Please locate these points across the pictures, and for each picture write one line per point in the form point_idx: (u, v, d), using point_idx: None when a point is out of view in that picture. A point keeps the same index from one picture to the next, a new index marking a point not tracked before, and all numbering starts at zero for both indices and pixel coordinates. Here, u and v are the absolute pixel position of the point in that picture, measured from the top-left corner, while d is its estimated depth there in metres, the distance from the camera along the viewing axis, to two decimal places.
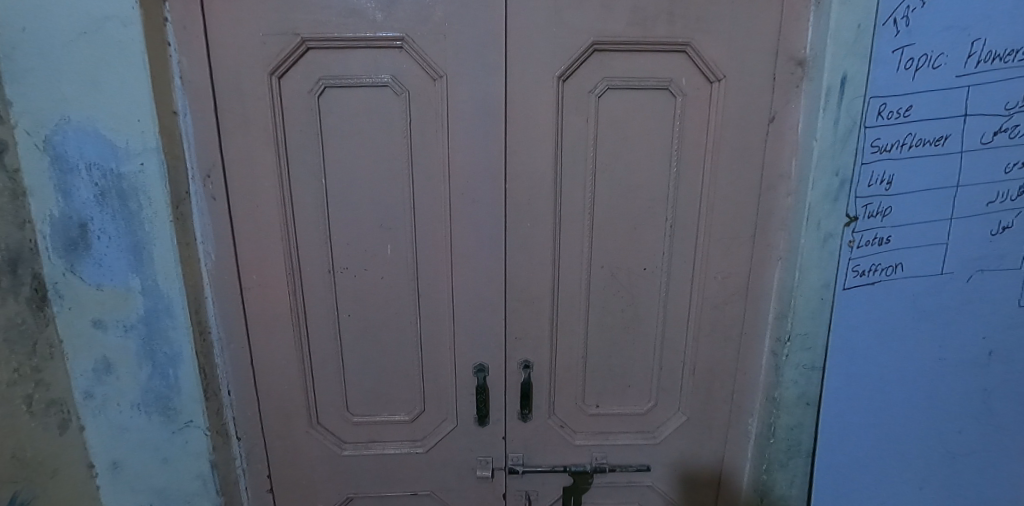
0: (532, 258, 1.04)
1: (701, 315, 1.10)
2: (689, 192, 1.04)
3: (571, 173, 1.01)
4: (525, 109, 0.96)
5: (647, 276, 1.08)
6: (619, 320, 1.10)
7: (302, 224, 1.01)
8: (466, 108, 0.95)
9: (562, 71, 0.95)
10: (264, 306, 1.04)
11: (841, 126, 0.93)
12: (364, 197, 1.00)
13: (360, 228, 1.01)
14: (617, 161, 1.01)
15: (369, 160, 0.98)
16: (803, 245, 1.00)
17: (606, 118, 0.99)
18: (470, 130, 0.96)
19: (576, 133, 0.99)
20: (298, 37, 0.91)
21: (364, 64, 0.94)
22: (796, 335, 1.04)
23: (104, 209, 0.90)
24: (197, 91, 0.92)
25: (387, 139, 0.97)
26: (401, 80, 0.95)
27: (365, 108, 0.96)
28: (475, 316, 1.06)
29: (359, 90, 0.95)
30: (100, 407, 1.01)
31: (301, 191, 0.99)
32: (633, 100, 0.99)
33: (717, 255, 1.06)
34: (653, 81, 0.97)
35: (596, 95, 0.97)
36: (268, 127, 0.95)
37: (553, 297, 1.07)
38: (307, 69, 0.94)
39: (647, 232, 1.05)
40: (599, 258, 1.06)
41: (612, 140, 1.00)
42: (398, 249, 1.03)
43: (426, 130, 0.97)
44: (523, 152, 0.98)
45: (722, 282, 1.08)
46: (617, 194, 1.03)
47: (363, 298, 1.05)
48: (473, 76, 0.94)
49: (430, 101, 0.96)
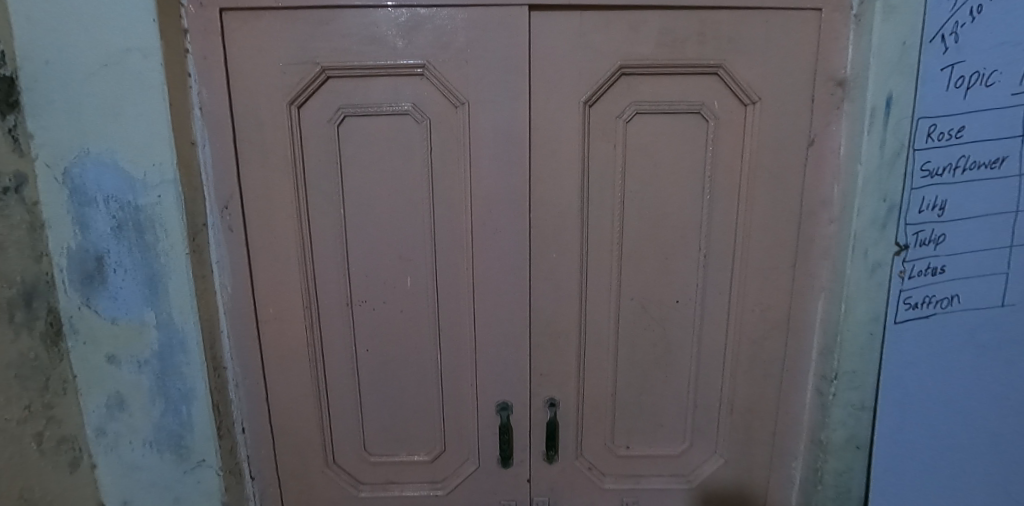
0: (557, 290, 0.99)
1: (738, 350, 1.03)
2: (724, 220, 0.98)
3: (598, 201, 0.97)
4: (550, 136, 0.93)
5: (680, 309, 1.02)
6: (650, 355, 1.04)
7: (319, 255, 0.98)
8: (488, 135, 0.92)
9: (588, 95, 0.91)
10: (280, 341, 1.00)
11: (887, 149, 0.87)
12: (383, 228, 0.96)
13: (379, 259, 0.98)
14: (647, 188, 0.96)
15: (389, 190, 0.95)
16: (849, 276, 0.93)
17: (635, 144, 0.95)
18: (493, 158, 0.93)
19: (603, 159, 0.95)
20: (318, 65, 0.89)
21: (384, 92, 0.91)
22: (843, 373, 0.97)
23: (121, 241, 0.89)
24: (215, 122, 0.91)
25: (406, 167, 0.94)
26: (421, 107, 0.92)
27: (385, 136, 0.93)
28: (497, 351, 1.01)
29: (379, 119, 0.92)
30: (112, 445, 0.97)
31: (319, 222, 0.96)
32: (664, 125, 0.94)
33: (756, 287, 1.00)
34: (685, 104, 0.93)
35: (624, 120, 0.93)
36: (286, 157, 0.92)
37: (580, 330, 1.01)
38: (326, 99, 0.91)
39: (679, 263, 1.00)
40: (628, 289, 1.01)
41: (641, 166, 0.96)
42: (418, 281, 0.99)
43: (447, 159, 0.94)
44: (548, 179, 0.95)
45: (761, 315, 1.01)
46: (647, 223, 0.98)
47: (382, 333, 1.01)
48: (496, 102, 0.90)
49: (451, 129, 0.93)
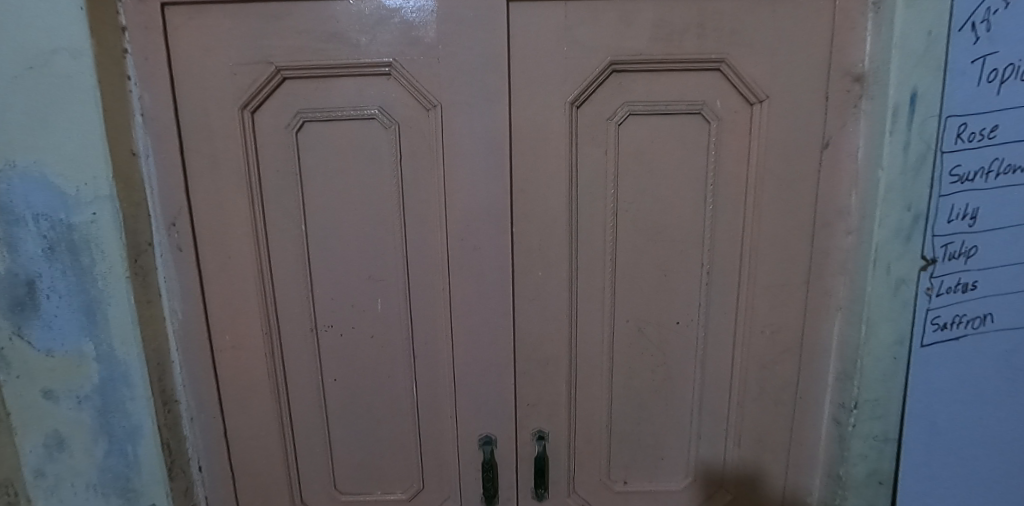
0: (544, 312, 0.90)
1: (746, 376, 0.93)
2: (728, 232, 0.88)
3: (588, 214, 0.87)
4: (534, 141, 0.83)
5: (681, 331, 0.92)
6: (648, 382, 0.94)
7: (280, 276, 0.88)
8: (464, 141, 0.82)
9: (574, 96, 0.81)
10: (238, 371, 0.91)
11: (912, 152, 0.76)
12: (349, 245, 0.87)
13: (346, 280, 0.88)
14: (643, 198, 0.86)
15: (355, 204, 0.85)
16: (870, 295, 0.82)
17: (628, 149, 0.85)
18: (470, 167, 0.83)
19: (594, 166, 0.85)
20: (273, 65, 0.80)
21: (346, 94, 0.81)
22: (864, 402, 0.86)
23: (54, 264, 0.79)
24: (159, 129, 0.81)
25: (374, 178, 0.84)
26: (388, 110, 0.82)
27: (350, 143, 0.83)
28: (479, 379, 0.91)
29: (341, 124, 0.83)
30: (52, 489, 0.88)
31: (279, 239, 0.86)
32: (660, 127, 0.84)
33: (764, 306, 0.90)
34: (683, 104, 0.83)
35: (616, 122, 0.83)
36: (239, 168, 0.83)
37: (571, 356, 0.92)
38: (282, 102, 0.82)
39: (680, 280, 0.90)
40: (623, 310, 0.91)
41: (635, 174, 0.86)
42: (390, 304, 0.89)
43: (419, 168, 0.84)
44: (532, 190, 0.85)
45: (770, 337, 0.91)
46: (643, 236, 0.88)
47: (351, 361, 0.91)
48: (472, 105, 0.81)
49: (423, 134, 0.83)
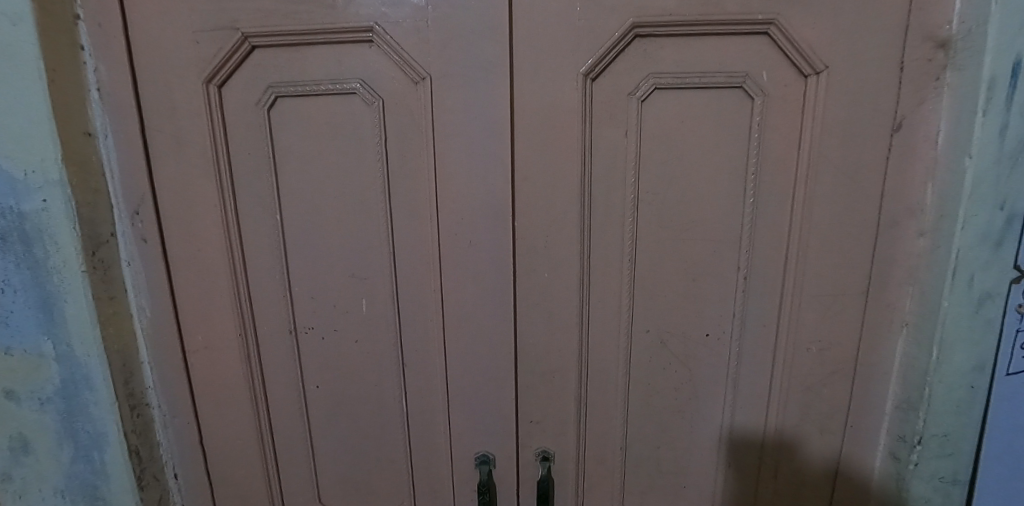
0: (550, 320, 0.78)
1: (786, 399, 0.80)
2: (771, 232, 0.74)
3: (603, 207, 0.74)
4: (539, 122, 0.70)
5: (710, 345, 0.79)
6: (670, 401, 0.82)
7: (255, 272, 0.79)
8: (457, 121, 0.70)
9: (589, 66, 0.68)
10: (213, 374, 0.83)
11: (1011, 137, 0.60)
12: (330, 240, 0.77)
13: (327, 278, 0.78)
14: (669, 190, 0.73)
15: (335, 192, 0.75)
16: (944, 311, 0.67)
17: (653, 131, 0.71)
18: (464, 152, 0.71)
19: (610, 152, 0.72)
20: (240, 32, 0.69)
21: (323, 65, 0.70)
22: (930, 437, 0.72)
23: (6, 255, 0.70)
24: (118, 106, 0.72)
25: (356, 163, 0.74)
26: (370, 84, 0.71)
27: (328, 123, 0.73)
28: (475, 393, 0.81)
29: (318, 100, 0.72)
30: (19, 494, 0.80)
31: (253, 231, 0.77)
32: (692, 104, 0.70)
33: (812, 320, 0.76)
34: (722, 76, 0.69)
35: (639, 98, 0.70)
36: (206, 151, 0.74)
37: (580, 369, 0.80)
38: (252, 75, 0.72)
39: (711, 287, 0.76)
40: (642, 320, 0.78)
41: (660, 161, 0.72)
42: (376, 306, 0.79)
43: (406, 153, 0.73)
44: (537, 179, 0.72)
45: (817, 356, 0.77)
46: (668, 235, 0.75)
47: (334, 367, 0.82)
48: (467, 78, 0.69)
49: (411, 113, 0.71)
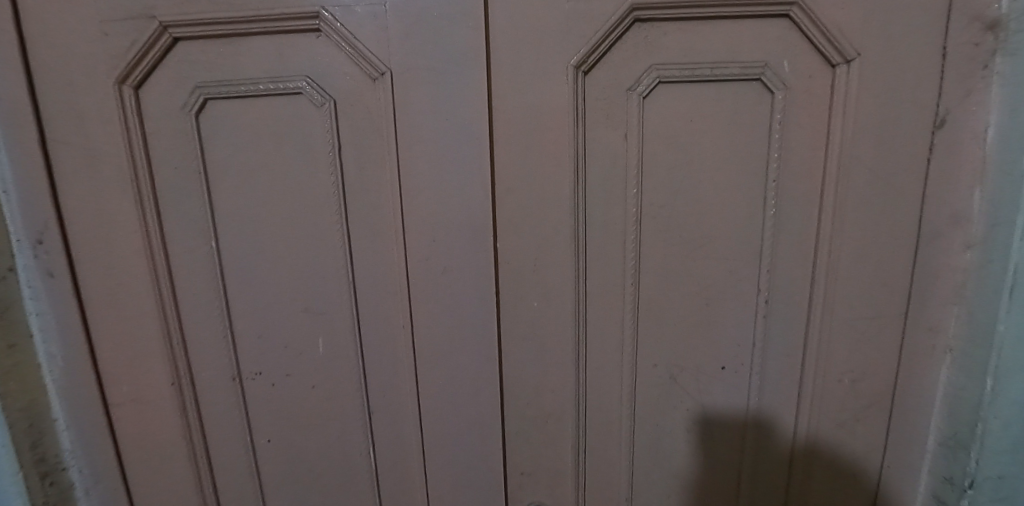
0: (541, 357, 0.66)
1: (814, 439, 0.69)
2: (796, 249, 0.63)
3: (600, 223, 0.63)
4: (522, 124, 0.59)
5: (727, 380, 0.68)
6: (681, 444, 0.71)
7: (189, 310, 0.66)
8: (425, 125, 0.59)
9: (580, 57, 0.57)
10: (143, 430, 0.70)
11: None
12: (277, 269, 0.65)
13: (275, 315, 0.66)
14: (675, 202, 0.62)
15: (280, 213, 0.63)
16: (1000, 336, 0.58)
17: (657, 133, 0.60)
18: (434, 161, 0.60)
19: (607, 158, 0.61)
20: (157, 21, 0.57)
21: (261, 61, 0.58)
22: (984, 480, 0.63)
23: None
24: (11, 113, 0.59)
25: (304, 178, 0.62)
26: (318, 83, 0.59)
27: (269, 131, 0.60)
28: (456, 443, 0.69)
29: (256, 103, 0.60)
30: None
31: (184, 261, 0.65)
32: (703, 100, 0.59)
33: (844, 348, 0.65)
34: (736, 67, 0.58)
35: (641, 93, 0.59)
36: (122, 167, 0.61)
37: (577, 411, 0.69)
38: (174, 74, 0.59)
39: (727, 313, 0.65)
40: (648, 353, 0.67)
41: (665, 169, 0.61)
42: (334, 345, 0.67)
43: (365, 164, 0.61)
44: (521, 192, 0.61)
45: (850, 389, 0.67)
46: (677, 254, 0.64)
47: (288, 418, 0.70)
48: (435, 73, 0.57)
49: (368, 116, 0.60)
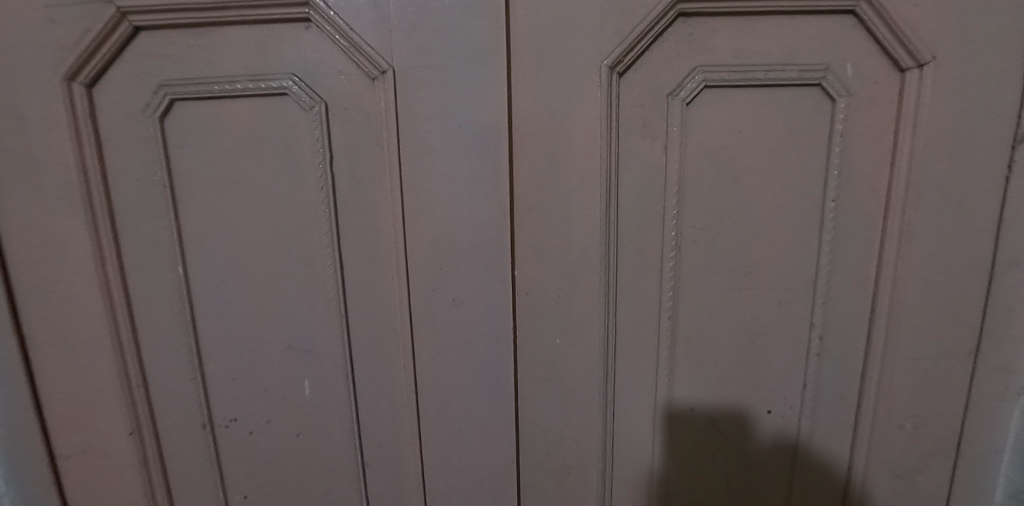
0: (563, 402, 0.57)
1: (870, 492, 0.61)
2: (856, 278, 0.55)
3: (633, 248, 0.54)
4: (547, 134, 0.50)
5: (771, 426, 0.60)
6: (720, 499, 0.62)
7: (151, 347, 0.56)
8: (432, 134, 0.50)
9: (616, 55, 0.49)
10: (96, 487, 0.59)
11: None
12: (257, 300, 0.55)
13: (253, 352, 0.56)
14: (721, 225, 0.54)
15: (260, 235, 0.53)
16: None
17: (701, 145, 0.52)
18: (443, 176, 0.51)
19: (643, 174, 0.52)
20: (112, 5, 0.47)
21: (238, 56, 0.49)
22: None
23: None
24: None
25: (288, 194, 0.52)
26: (306, 83, 0.50)
27: (247, 138, 0.51)
28: (463, 498, 0.60)
29: (233, 106, 0.51)
30: None
31: (145, 290, 0.55)
32: (755, 108, 0.51)
33: (906, 390, 0.58)
34: (794, 70, 0.50)
35: (684, 99, 0.51)
36: (70, 180, 0.51)
37: (603, 463, 0.60)
38: (135, 70, 0.50)
39: (774, 351, 0.57)
40: (684, 395, 0.59)
41: (709, 186, 0.53)
42: (323, 388, 0.57)
43: (360, 179, 0.52)
44: (544, 212, 0.52)
45: (911, 436, 0.59)
46: (720, 284, 0.55)
47: (268, 470, 0.60)
48: (445, 72, 0.48)
49: (365, 122, 0.51)
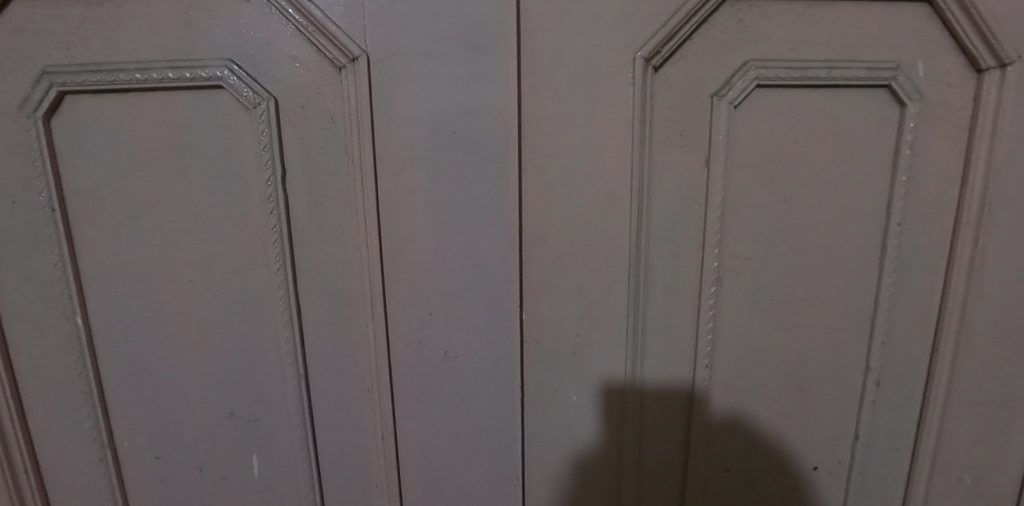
0: (578, 468, 0.47)
1: None
2: (917, 313, 0.47)
3: (665, 282, 0.44)
4: (565, 143, 0.40)
5: (816, 484, 0.51)
6: None
7: (43, 421, 0.43)
8: (418, 142, 0.38)
9: (652, 45, 0.39)
10: None
11: None
12: (183, 359, 0.42)
13: (180, 424, 0.43)
14: (769, 253, 0.45)
15: (186, 273, 0.40)
16: None
17: (749, 157, 0.42)
18: (432, 196, 0.39)
19: (680, 192, 0.42)
20: None
21: (149, 33, 0.36)
22: None
23: None
24: None
25: (224, 221, 0.39)
26: (246, 72, 0.36)
27: (165, 145, 0.38)
28: None
29: (145, 102, 0.37)
30: None
31: (31, 348, 0.41)
32: (812, 113, 0.42)
33: (967, 439, 0.50)
34: (861, 67, 0.42)
35: (732, 101, 0.41)
36: None
37: None
38: (6, 51, 0.36)
39: (824, 399, 0.49)
40: (721, 453, 0.49)
41: (757, 206, 0.43)
42: (276, 464, 0.45)
43: (321, 199, 0.39)
44: (559, 240, 0.42)
45: (970, 489, 0.51)
46: (765, 323, 0.46)
47: None
48: (435, 62, 0.37)
49: (329, 124, 0.38)
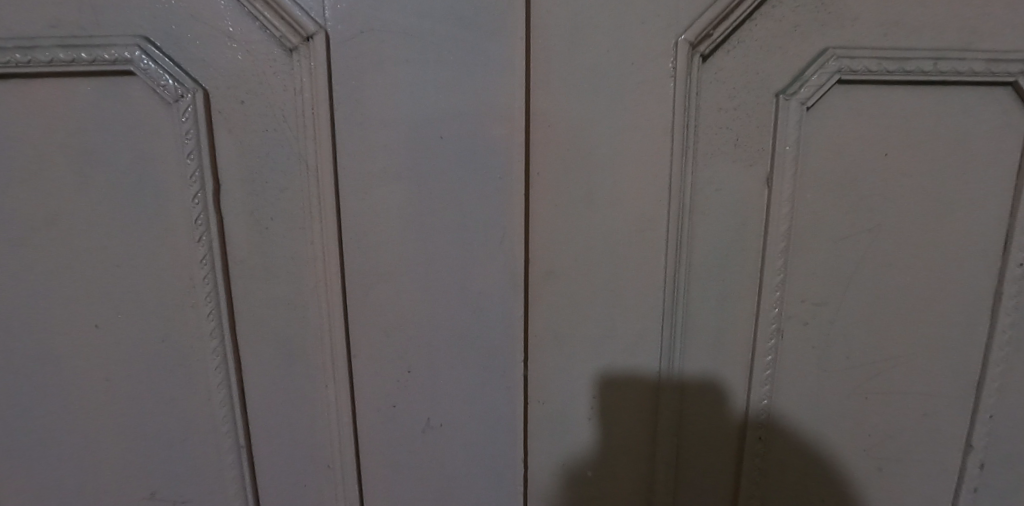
0: None
1: None
2: None
3: (709, 332, 0.35)
4: (583, 154, 0.31)
5: None
6: None
7: None
8: (392, 150, 0.30)
9: (700, 27, 0.29)
10: None
11: None
12: (100, 412, 0.34)
13: (94, 491, 0.35)
14: (845, 298, 0.35)
15: (95, 316, 0.32)
16: None
17: (824, 176, 0.33)
18: (412, 219, 0.31)
19: (732, 219, 0.33)
20: None
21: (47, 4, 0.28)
22: None
23: None
24: None
25: (145, 246, 0.31)
26: (165, 53, 0.29)
27: (72, 149, 0.30)
28: None
29: (35, 91, 0.29)
30: None
31: None
32: (910, 118, 0.32)
33: None
34: (982, 57, 0.31)
35: (805, 101, 0.31)
36: None
37: None
38: None
39: (912, 485, 0.38)
40: None
41: (831, 238, 0.34)
42: None
43: (267, 223, 0.31)
44: (575, 276, 0.33)
45: None
46: (838, 387, 0.36)
47: None
48: (415, 46, 0.29)
49: (280, 127, 0.30)
